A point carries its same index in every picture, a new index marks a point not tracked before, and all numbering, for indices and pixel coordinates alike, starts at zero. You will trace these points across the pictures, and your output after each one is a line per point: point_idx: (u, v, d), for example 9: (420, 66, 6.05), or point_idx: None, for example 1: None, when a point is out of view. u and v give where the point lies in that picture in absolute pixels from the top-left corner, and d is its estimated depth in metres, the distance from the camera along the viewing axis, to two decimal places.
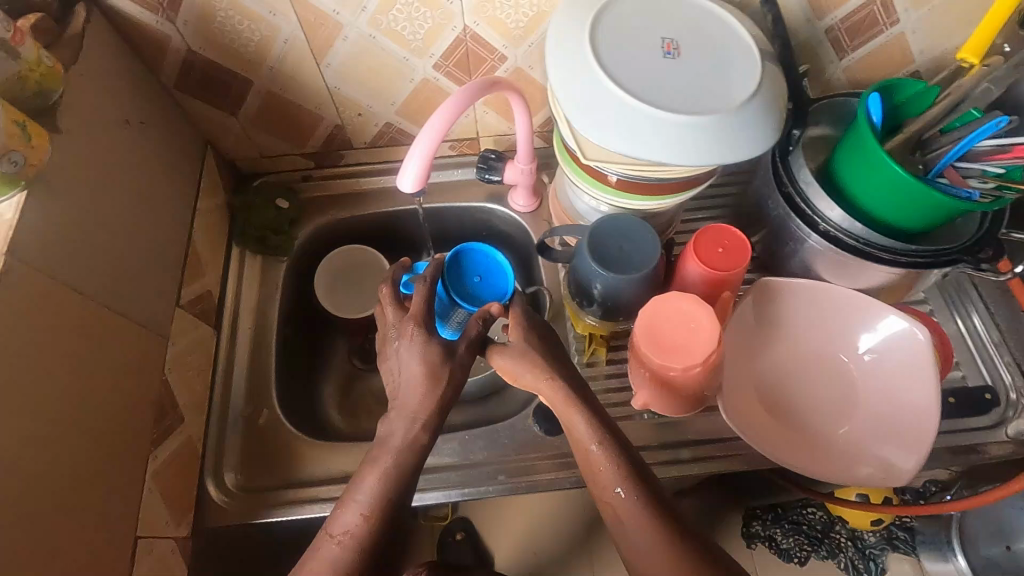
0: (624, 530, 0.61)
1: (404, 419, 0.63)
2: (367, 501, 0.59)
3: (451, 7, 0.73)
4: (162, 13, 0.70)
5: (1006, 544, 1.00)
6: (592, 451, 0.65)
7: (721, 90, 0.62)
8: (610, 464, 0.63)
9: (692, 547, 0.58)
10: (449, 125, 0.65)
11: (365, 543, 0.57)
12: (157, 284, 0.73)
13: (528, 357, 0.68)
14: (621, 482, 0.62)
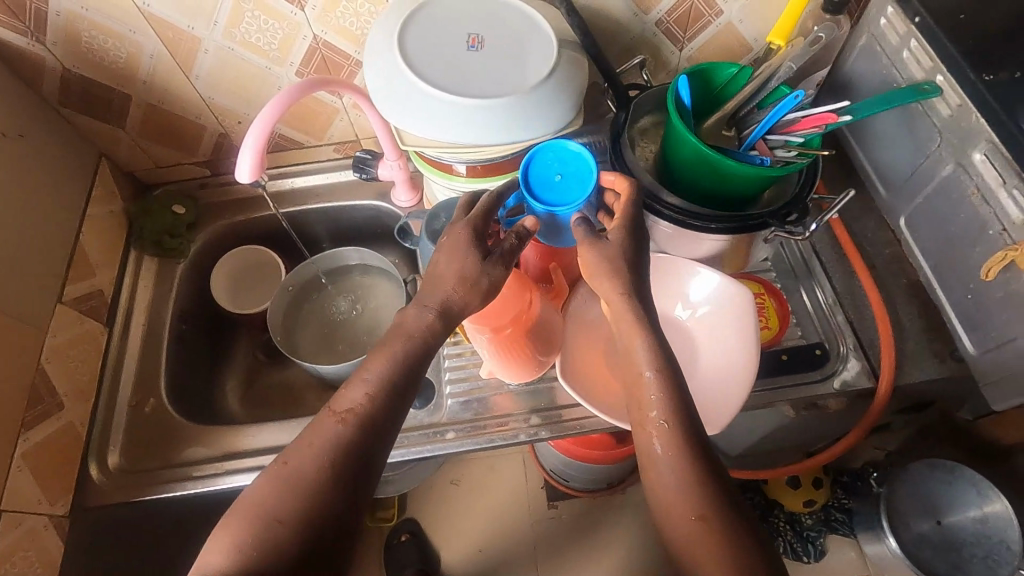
0: (650, 455, 0.58)
1: (418, 308, 0.59)
2: (375, 381, 0.55)
3: (296, 18, 0.80)
4: (31, 35, 0.78)
5: (936, 520, 1.19)
6: (647, 376, 0.59)
7: (516, 75, 0.69)
8: (660, 389, 0.59)
9: (716, 486, 0.55)
10: (277, 118, 0.71)
11: (368, 422, 0.53)
12: (35, 281, 0.80)
13: (614, 266, 0.62)
14: (666, 411, 0.58)
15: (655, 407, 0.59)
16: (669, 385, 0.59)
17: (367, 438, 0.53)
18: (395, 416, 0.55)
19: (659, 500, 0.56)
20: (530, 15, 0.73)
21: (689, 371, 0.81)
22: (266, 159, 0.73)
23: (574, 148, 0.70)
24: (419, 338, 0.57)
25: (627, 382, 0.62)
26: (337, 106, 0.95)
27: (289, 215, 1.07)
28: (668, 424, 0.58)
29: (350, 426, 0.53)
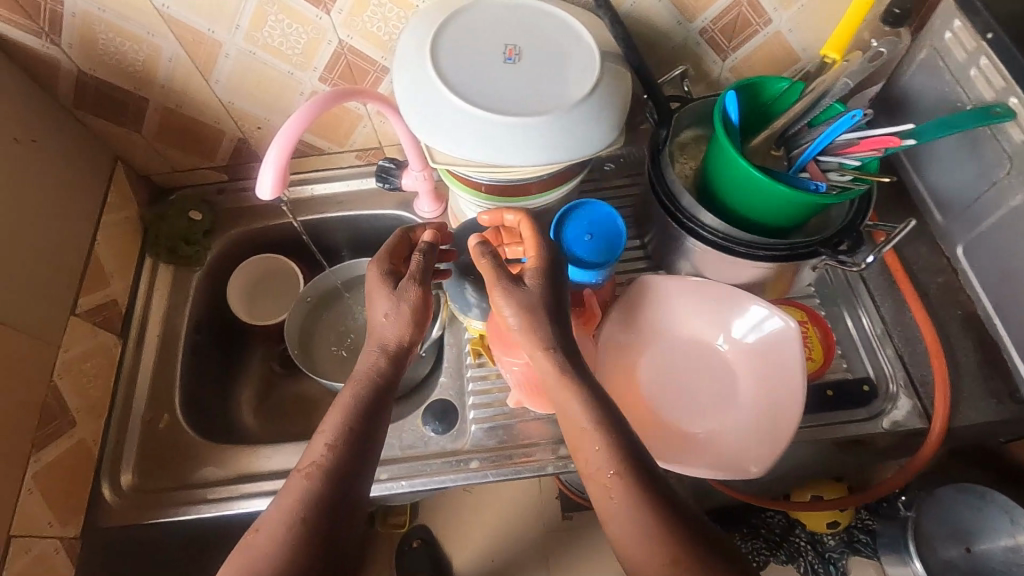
0: (610, 510, 0.54)
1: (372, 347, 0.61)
2: (335, 432, 0.55)
3: (321, 22, 0.76)
4: (46, 37, 0.74)
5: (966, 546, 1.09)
6: (585, 429, 0.56)
7: (556, 90, 0.64)
8: (604, 439, 0.56)
9: (684, 535, 0.52)
10: (301, 131, 0.67)
11: (332, 474, 0.53)
12: (48, 293, 0.77)
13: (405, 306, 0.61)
14: (611, 462, 0.55)
15: (603, 459, 0.55)
16: (616, 436, 0.56)
17: (333, 486, 0.53)
18: (364, 464, 0.55)
19: (628, 555, 0.53)
20: (572, 26, 0.69)
21: (725, 405, 0.77)
22: (288, 173, 0.69)
23: (610, 213, 0.69)
24: (374, 378, 0.59)
25: (568, 439, 0.59)
26: (360, 113, 0.91)
27: (308, 223, 1.03)
28: (618, 475, 0.54)
29: (314, 482, 0.53)
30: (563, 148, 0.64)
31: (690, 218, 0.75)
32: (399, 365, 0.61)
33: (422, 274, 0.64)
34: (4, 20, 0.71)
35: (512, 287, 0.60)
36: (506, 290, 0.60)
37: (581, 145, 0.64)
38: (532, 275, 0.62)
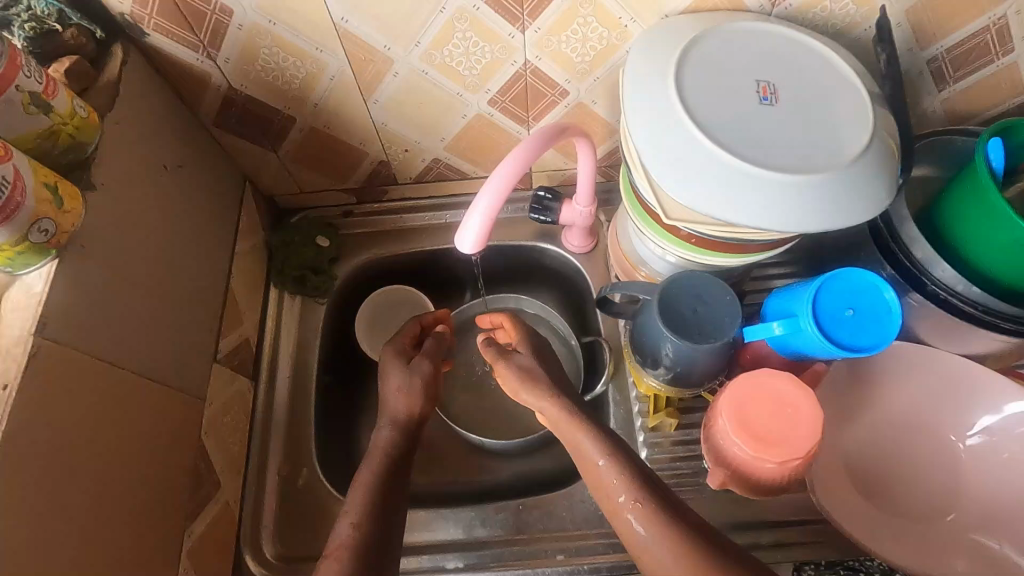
0: (638, 539, 0.55)
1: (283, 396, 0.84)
2: (358, 511, 0.57)
3: (513, 41, 0.66)
4: (203, 51, 0.65)
5: None
6: (601, 466, 0.62)
7: (827, 147, 0.55)
8: (619, 473, 0.60)
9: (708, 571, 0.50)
10: (516, 178, 0.58)
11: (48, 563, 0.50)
12: (196, 340, 0.68)
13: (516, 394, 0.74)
14: (634, 496, 0.58)
15: (620, 489, 0.59)
16: (629, 472, 0.60)
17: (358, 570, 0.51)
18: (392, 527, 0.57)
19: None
20: (834, 63, 0.58)
21: (963, 496, 0.69)
22: (493, 224, 0.60)
23: (887, 295, 0.56)
24: (390, 450, 0.64)
25: (591, 483, 0.63)
26: (521, 138, 0.81)
27: (440, 251, 0.94)
28: (640, 505, 0.57)
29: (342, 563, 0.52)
30: (834, 215, 0.55)
31: (922, 271, 0.65)
32: (412, 436, 0.67)
33: (432, 350, 0.76)
34: (161, 31, 0.62)
35: (515, 359, 0.77)
36: (508, 360, 0.77)
37: (854, 212, 0.55)
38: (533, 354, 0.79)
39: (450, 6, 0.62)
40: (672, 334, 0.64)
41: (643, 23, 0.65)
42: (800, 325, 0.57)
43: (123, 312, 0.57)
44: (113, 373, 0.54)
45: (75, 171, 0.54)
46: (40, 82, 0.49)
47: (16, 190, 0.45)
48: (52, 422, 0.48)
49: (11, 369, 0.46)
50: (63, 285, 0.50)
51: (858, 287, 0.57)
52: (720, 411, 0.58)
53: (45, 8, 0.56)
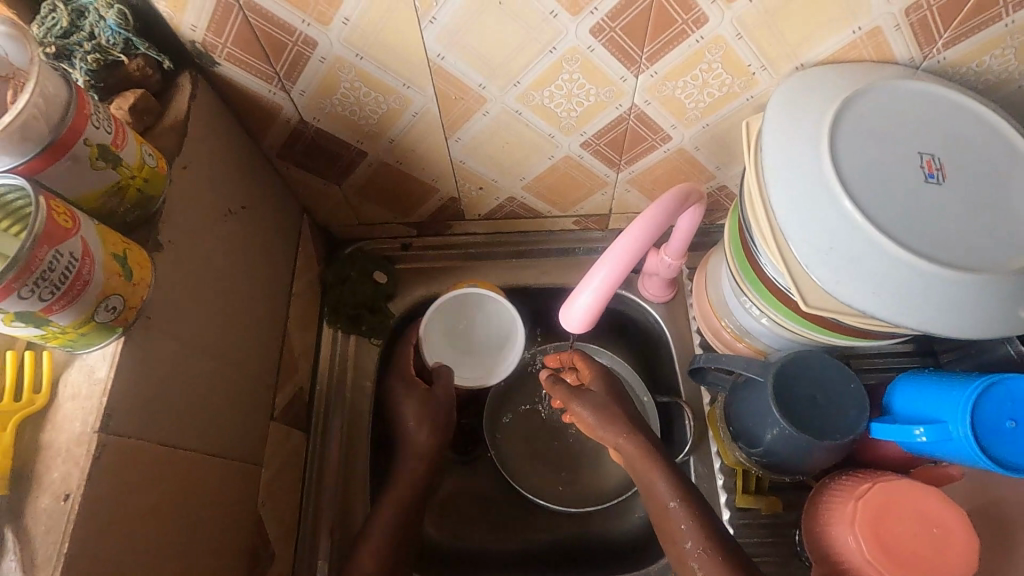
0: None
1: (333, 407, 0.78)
2: None
3: (623, 85, 0.59)
4: (277, 83, 0.58)
5: None
6: (671, 508, 0.60)
7: (1005, 237, 0.48)
8: (691, 518, 0.59)
9: None
10: (636, 255, 0.52)
11: None
12: (255, 399, 0.62)
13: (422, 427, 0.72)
14: (702, 543, 0.57)
15: (687, 532, 0.59)
16: (700, 517, 0.59)
17: None
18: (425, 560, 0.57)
19: None
20: (1008, 136, 0.51)
21: None
22: (604, 301, 0.55)
23: None
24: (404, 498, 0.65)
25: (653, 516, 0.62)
26: (607, 181, 0.74)
27: (504, 292, 0.87)
28: (707, 552, 0.57)
29: None
30: (1008, 317, 0.47)
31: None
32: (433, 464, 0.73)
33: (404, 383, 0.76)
34: (233, 62, 0.55)
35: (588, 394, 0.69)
36: (578, 399, 0.68)
37: None
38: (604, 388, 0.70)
39: (562, 46, 0.54)
40: (787, 422, 0.57)
41: (774, 72, 0.57)
42: (948, 430, 0.51)
43: (187, 385, 0.50)
44: (177, 458, 0.48)
45: (140, 228, 0.48)
46: (109, 133, 0.42)
47: (84, 268, 0.39)
48: (117, 528, 0.42)
49: (74, 473, 0.39)
50: (126, 368, 0.43)
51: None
52: (852, 513, 0.52)
53: (110, 37, 0.48)
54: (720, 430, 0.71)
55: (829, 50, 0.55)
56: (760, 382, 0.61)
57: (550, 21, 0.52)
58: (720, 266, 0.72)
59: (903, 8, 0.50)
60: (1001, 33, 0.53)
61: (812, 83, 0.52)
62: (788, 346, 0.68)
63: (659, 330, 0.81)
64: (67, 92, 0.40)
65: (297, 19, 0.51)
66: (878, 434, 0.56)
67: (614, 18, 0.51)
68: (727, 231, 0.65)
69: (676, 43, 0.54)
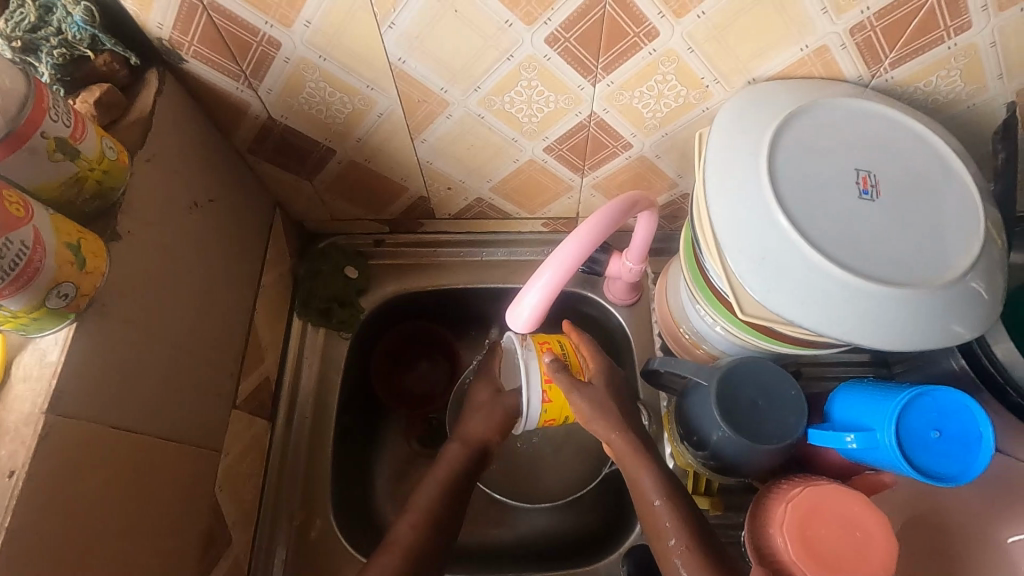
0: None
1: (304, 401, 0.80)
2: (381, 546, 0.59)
3: (581, 92, 0.61)
4: (244, 81, 0.60)
5: None
6: (657, 505, 0.61)
7: (934, 254, 0.49)
8: (675, 516, 0.60)
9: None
10: (580, 258, 0.54)
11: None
12: (216, 387, 0.64)
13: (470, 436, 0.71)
14: (687, 539, 0.58)
15: (671, 530, 0.60)
16: (682, 514, 0.60)
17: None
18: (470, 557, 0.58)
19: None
20: (943, 155, 0.53)
21: None
22: (550, 302, 0.56)
23: (983, 430, 0.50)
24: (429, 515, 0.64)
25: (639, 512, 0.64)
26: (573, 185, 0.76)
27: (474, 290, 0.89)
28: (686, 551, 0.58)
29: None
30: (936, 330, 0.49)
31: (1000, 368, 0.59)
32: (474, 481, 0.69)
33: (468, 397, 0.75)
34: (200, 59, 0.57)
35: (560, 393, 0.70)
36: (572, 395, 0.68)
37: (962, 326, 0.49)
38: (603, 383, 0.70)
39: (519, 54, 0.56)
40: (728, 427, 0.59)
41: (726, 85, 0.59)
42: (876, 437, 0.52)
43: (142, 371, 0.52)
44: (128, 441, 0.50)
45: (99, 218, 0.50)
46: (68, 126, 0.44)
47: (36, 255, 0.41)
48: (63, 505, 0.44)
49: (20, 452, 0.41)
50: (77, 352, 0.45)
51: (954, 408, 0.51)
52: (785, 518, 0.53)
53: (77, 33, 0.50)
54: (672, 431, 0.72)
55: (777, 66, 0.57)
56: (706, 387, 0.62)
57: (505, 30, 0.53)
58: (678, 271, 0.74)
59: (847, 27, 0.52)
60: (943, 54, 0.54)
61: (758, 98, 0.54)
62: (739, 352, 0.69)
63: (623, 331, 0.83)
64: (25, 87, 0.41)
65: (261, 21, 0.53)
66: (817, 440, 0.58)
67: (568, 29, 0.53)
68: (682, 238, 0.66)
69: (630, 54, 0.56)
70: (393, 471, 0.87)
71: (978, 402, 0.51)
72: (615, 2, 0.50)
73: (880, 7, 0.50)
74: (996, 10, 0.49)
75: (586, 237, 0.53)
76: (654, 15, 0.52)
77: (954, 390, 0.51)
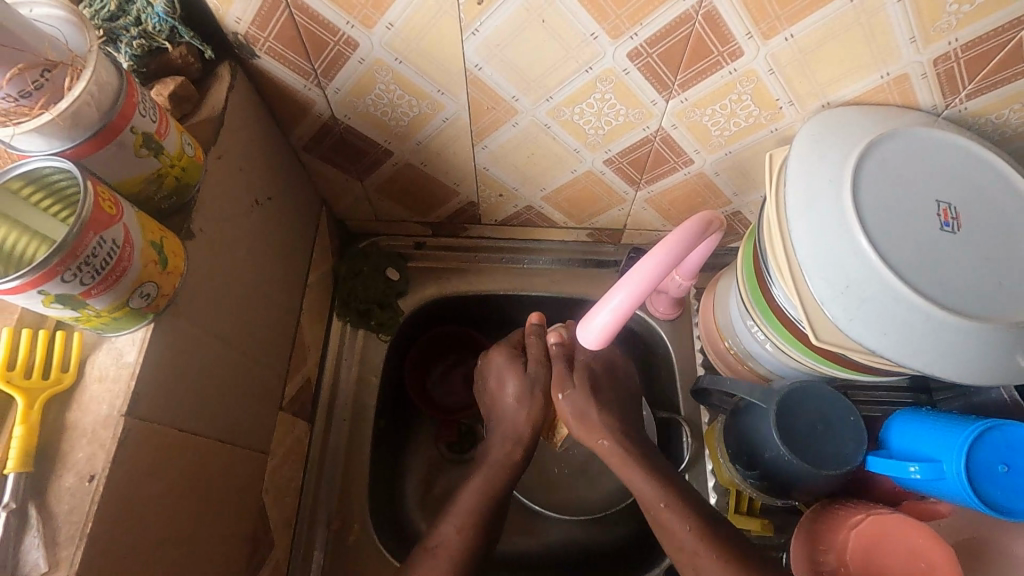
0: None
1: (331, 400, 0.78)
2: None
3: (653, 108, 0.60)
4: (313, 79, 0.58)
5: None
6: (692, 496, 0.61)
7: (1014, 289, 0.49)
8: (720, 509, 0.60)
9: None
10: (652, 281, 0.54)
11: None
12: (266, 389, 0.63)
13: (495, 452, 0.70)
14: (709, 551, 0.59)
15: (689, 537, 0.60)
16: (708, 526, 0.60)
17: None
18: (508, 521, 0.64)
19: None
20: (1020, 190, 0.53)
21: None
22: (620, 321, 0.58)
23: None
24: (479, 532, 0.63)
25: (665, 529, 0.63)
26: (625, 198, 0.75)
27: (513, 297, 0.88)
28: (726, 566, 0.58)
29: None
30: (1011, 366, 0.49)
31: None
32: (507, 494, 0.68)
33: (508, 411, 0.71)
34: (273, 55, 0.55)
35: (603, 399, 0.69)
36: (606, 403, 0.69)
37: None
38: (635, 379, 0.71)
39: (598, 66, 0.55)
40: (787, 451, 0.59)
41: (801, 107, 0.59)
42: (942, 468, 0.53)
43: (205, 372, 0.51)
44: (191, 444, 0.49)
45: (173, 216, 0.48)
46: (154, 122, 0.43)
47: (125, 254, 0.39)
48: (134, 510, 0.43)
49: (98, 456, 0.40)
50: (152, 353, 0.44)
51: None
52: (846, 539, 0.56)
53: (157, 24, 0.49)
54: (716, 448, 0.72)
55: (855, 92, 0.56)
56: (764, 409, 0.62)
57: (589, 42, 0.53)
58: (729, 289, 0.74)
59: (932, 58, 0.52)
60: (1022, 88, 0.54)
61: (839, 123, 0.54)
62: (790, 374, 0.69)
63: (663, 345, 0.82)
64: (117, 79, 0.40)
65: (342, 20, 0.52)
66: (875, 467, 0.58)
67: (652, 44, 0.52)
68: (741, 256, 0.66)
69: (709, 73, 0.55)
70: (423, 477, 0.86)
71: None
72: (705, 20, 0.50)
73: (970, 38, 0.50)
74: None
75: (660, 261, 0.54)
76: (742, 35, 0.51)
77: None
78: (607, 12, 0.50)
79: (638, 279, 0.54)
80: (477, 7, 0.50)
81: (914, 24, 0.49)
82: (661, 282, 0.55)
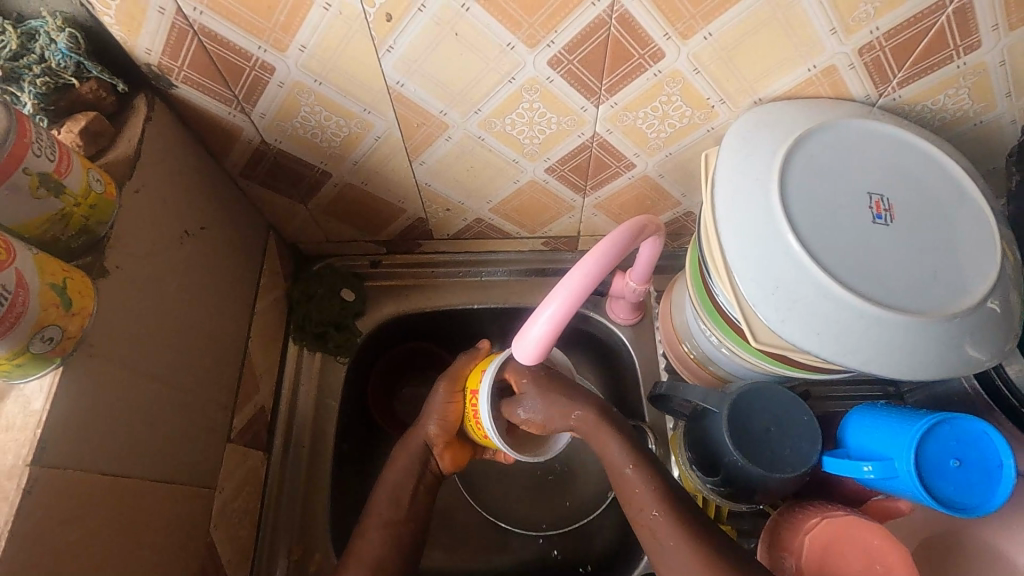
0: (660, 551, 0.54)
1: (288, 427, 0.76)
2: None
3: (585, 113, 0.59)
4: (236, 106, 0.58)
5: None
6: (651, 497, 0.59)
7: (952, 280, 0.48)
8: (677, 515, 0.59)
9: None
10: (584, 290, 0.53)
11: None
12: (210, 422, 0.62)
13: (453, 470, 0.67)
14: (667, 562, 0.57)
15: None
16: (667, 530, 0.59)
17: None
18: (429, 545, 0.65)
19: None
20: (954, 178, 0.52)
21: None
22: (557, 332, 0.57)
23: (1005, 458, 0.49)
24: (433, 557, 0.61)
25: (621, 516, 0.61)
26: (574, 205, 0.74)
27: (473, 311, 0.86)
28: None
29: None
30: (952, 358, 0.48)
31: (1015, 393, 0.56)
32: None
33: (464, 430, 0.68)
34: (191, 84, 0.55)
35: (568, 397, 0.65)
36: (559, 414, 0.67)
37: (981, 352, 0.48)
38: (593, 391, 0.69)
39: (521, 76, 0.54)
40: (741, 455, 0.57)
41: (732, 105, 0.58)
42: (893, 466, 0.51)
43: (132, 411, 0.50)
44: (117, 487, 0.48)
45: (86, 254, 0.47)
46: (52, 160, 0.42)
47: (19, 299, 0.38)
48: (48, 562, 0.41)
49: (2, 509, 0.39)
50: (61, 398, 0.43)
51: (976, 435, 0.50)
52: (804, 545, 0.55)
53: (61, 60, 0.49)
54: (680, 454, 0.70)
55: (784, 86, 0.55)
56: (716, 413, 0.61)
57: (507, 52, 0.52)
58: (683, 293, 0.72)
59: (856, 48, 0.51)
60: (952, 74, 0.53)
61: (767, 121, 0.53)
62: (747, 375, 0.68)
63: (626, 352, 0.81)
64: (6, 120, 0.39)
65: (253, 44, 0.51)
66: (831, 468, 0.57)
67: (571, 51, 0.51)
68: (688, 260, 0.65)
69: (634, 76, 0.54)
70: None
71: (997, 428, 0.50)
72: (620, 23, 0.49)
73: (889, 27, 0.49)
74: (1006, 30, 0.48)
75: (592, 269, 0.53)
76: (660, 36, 0.50)
77: (974, 419, 0.50)
78: (519, 21, 0.49)
79: (570, 290, 0.53)
80: (387, 24, 0.49)
81: (832, 15, 0.48)
82: (596, 287, 0.54)
